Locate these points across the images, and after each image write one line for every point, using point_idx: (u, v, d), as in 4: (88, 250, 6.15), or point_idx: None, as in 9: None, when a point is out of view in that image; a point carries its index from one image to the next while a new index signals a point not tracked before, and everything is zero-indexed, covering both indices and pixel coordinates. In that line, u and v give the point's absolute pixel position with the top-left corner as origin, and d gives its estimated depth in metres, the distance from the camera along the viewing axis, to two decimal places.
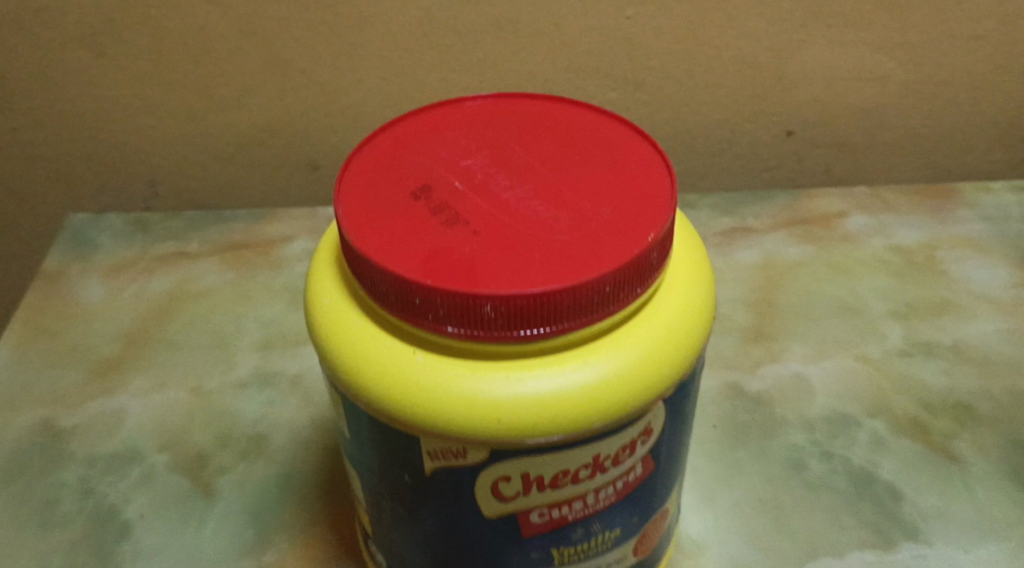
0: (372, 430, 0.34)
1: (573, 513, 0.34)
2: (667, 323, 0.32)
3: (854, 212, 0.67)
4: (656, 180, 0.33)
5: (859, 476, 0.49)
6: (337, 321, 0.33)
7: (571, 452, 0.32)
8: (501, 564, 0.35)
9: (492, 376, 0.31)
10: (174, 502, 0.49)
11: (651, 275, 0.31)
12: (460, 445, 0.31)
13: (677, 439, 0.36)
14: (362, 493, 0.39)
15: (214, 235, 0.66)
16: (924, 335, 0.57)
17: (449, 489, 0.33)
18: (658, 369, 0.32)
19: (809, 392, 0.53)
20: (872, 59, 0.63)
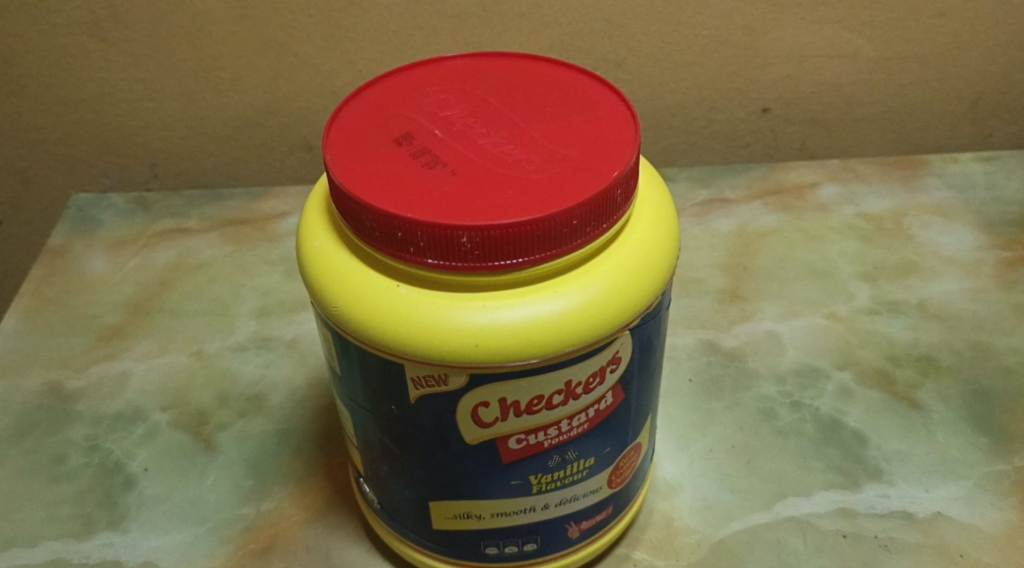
0: (360, 364, 0.36)
1: (549, 440, 0.37)
2: (631, 259, 0.35)
3: (826, 183, 0.70)
4: (618, 129, 0.36)
5: (827, 423, 0.51)
6: (327, 260, 0.36)
7: (545, 378, 0.34)
8: (483, 491, 0.38)
9: (470, 305, 0.34)
10: (177, 456, 0.51)
11: (614, 213, 0.34)
12: (442, 372, 0.34)
13: (645, 373, 0.38)
14: (354, 432, 0.41)
15: (212, 212, 0.70)
16: (891, 295, 0.59)
17: (433, 416, 0.36)
18: (624, 300, 0.35)
19: (781, 348, 0.56)
20: (841, 37, 0.65)
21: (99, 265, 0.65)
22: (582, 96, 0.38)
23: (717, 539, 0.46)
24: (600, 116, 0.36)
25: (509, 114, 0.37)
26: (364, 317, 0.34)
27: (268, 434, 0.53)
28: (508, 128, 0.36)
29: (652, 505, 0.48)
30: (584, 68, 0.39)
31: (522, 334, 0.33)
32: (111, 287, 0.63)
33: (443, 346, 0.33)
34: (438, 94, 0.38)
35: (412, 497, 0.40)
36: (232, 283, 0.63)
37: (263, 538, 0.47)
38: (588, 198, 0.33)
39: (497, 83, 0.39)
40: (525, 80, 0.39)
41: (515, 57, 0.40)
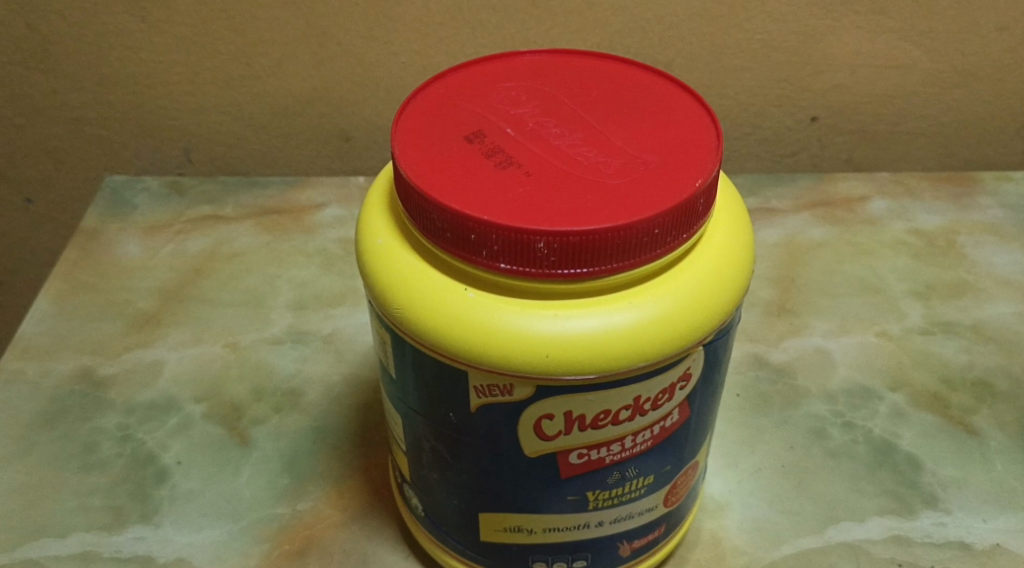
0: (417, 367, 0.35)
1: (611, 456, 0.35)
2: (706, 272, 0.34)
3: (876, 196, 0.68)
4: (700, 135, 0.34)
5: (881, 446, 0.50)
6: (389, 259, 0.35)
7: (613, 393, 0.33)
8: (538, 505, 0.37)
9: (539, 314, 0.32)
10: (211, 449, 0.50)
11: (694, 223, 0.33)
12: (507, 382, 0.33)
13: (712, 390, 0.37)
14: (402, 437, 0.40)
15: (248, 200, 0.68)
16: (943, 315, 0.58)
17: (492, 425, 0.34)
18: (698, 315, 0.33)
19: (832, 365, 0.54)
20: (898, 48, 0.64)
21: (133, 249, 0.64)
22: (660, 99, 0.36)
23: (768, 562, 0.44)
24: (679, 121, 0.35)
25: (584, 114, 0.36)
26: (426, 320, 0.33)
27: (304, 431, 0.51)
28: (583, 131, 0.35)
29: (699, 524, 0.47)
30: (662, 70, 0.38)
31: (593, 346, 0.32)
32: (145, 273, 0.62)
33: (510, 355, 0.32)
34: (509, 91, 0.37)
35: (461, 506, 0.39)
36: (267, 275, 0.62)
37: (299, 539, 0.46)
38: (670, 206, 0.31)
39: (570, 83, 0.37)
40: (599, 79, 0.38)
41: (588, 57, 0.39)
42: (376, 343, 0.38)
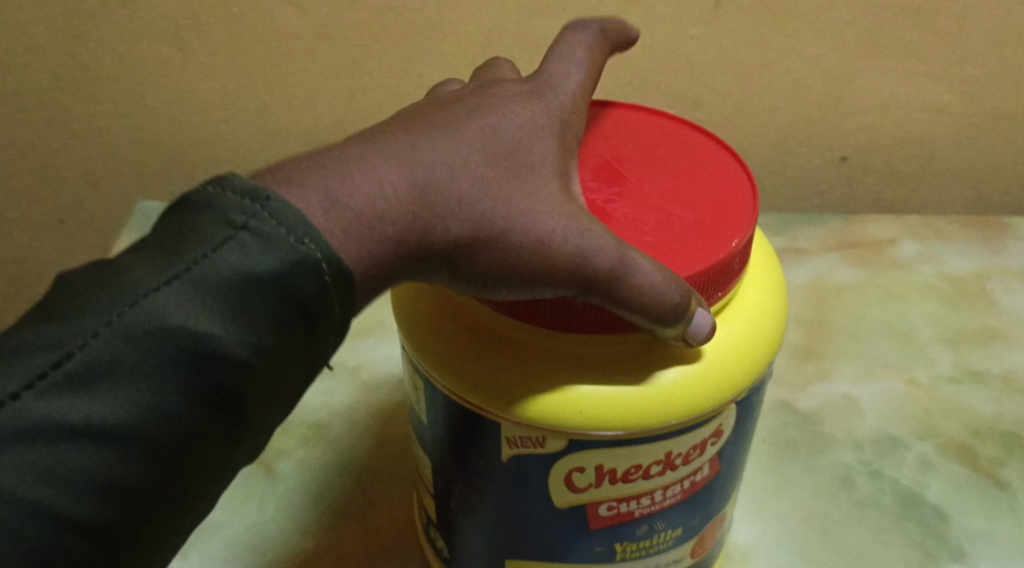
0: (450, 416, 0.35)
1: (641, 508, 0.36)
2: (742, 329, 0.34)
3: (905, 238, 0.68)
4: (737, 190, 0.35)
5: (907, 496, 0.49)
6: (427, 312, 0.36)
7: (646, 449, 0.33)
8: (564, 555, 0.37)
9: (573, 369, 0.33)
10: (237, 482, 0.51)
11: (729, 281, 0.34)
12: (540, 434, 0.33)
13: (742, 444, 0.37)
14: (431, 480, 0.40)
15: None
16: (972, 363, 0.57)
17: (522, 477, 0.35)
18: (737, 373, 0.33)
19: (860, 414, 0.54)
20: (929, 91, 0.64)
21: None
22: (694, 150, 0.37)
23: None
24: (715, 173, 0.36)
25: (620, 164, 0.36)
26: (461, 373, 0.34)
27: (330, 465, 0.52)
28: (619, 186, 0.35)
29: None
30: (692, 119, 0.38)
31: (629, 403, 0.32)
32: None
33: (544, 408, 0.32)
34: None
35: (487, 551, 0.39)
36: None
37: None
38: (705, 267, 0.32)
39: (604, 130, 0.38)
40: (631, 126, 0.38)
41: (622, 107, 0.39)
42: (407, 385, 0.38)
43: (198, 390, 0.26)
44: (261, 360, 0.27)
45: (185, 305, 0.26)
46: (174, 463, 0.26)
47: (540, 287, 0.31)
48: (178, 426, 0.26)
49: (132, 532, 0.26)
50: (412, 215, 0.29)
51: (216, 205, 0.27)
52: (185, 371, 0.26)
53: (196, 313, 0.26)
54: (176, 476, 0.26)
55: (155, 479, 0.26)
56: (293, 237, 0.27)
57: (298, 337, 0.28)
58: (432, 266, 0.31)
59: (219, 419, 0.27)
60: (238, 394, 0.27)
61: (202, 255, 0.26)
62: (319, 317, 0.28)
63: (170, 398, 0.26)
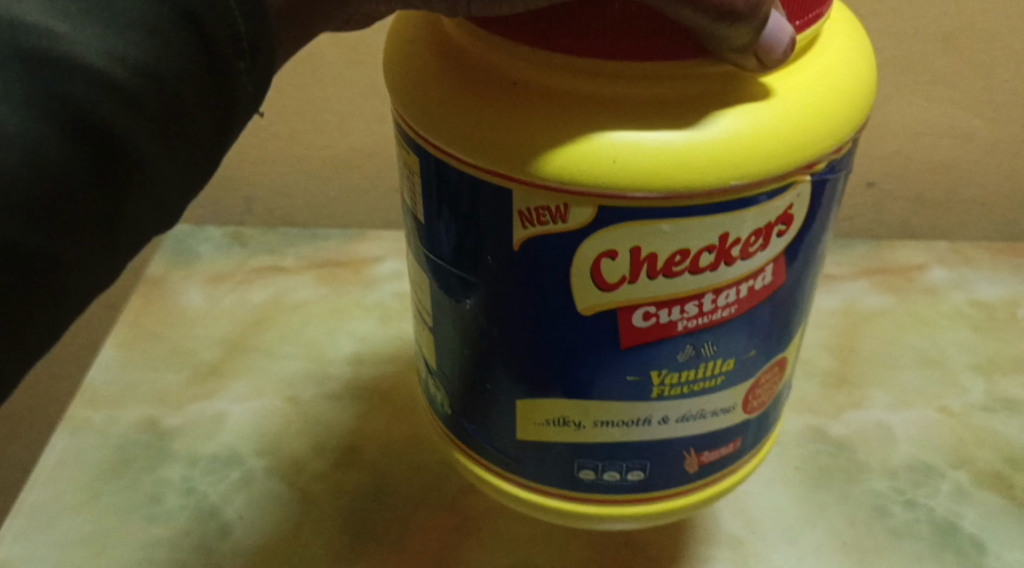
0: (460, 195, 0.33)
1: (684, 322, 0.34)
2: (811, 87, 0.32)
3: (934, 265, 0.68)
4: None
5: (943, 526, 0.49)
6: (437, 77, 0.33)
7: (692, 223, 0.31)
8: (595, 378, 0.35)
9: (608, 124, 0.30)
10: (273, 505, 0.51)
11: (805, 7, 0.32)
12: (564, 203, 0.31)
13: (804, 261, 0.35)
14: (443, 326, 0.39)
15: (309, 251, 0.70)
16: (1005, 391, 0.57)
17: (549, 270, 0.32)
18: (804, 133, 0.31)
19: (893, 441, 0.54)
20: (958, 118, 0.64)
21: (197, 297, 0.65)
22: None
23: None
24: None
25: None
26: (475, 130, 0.31)
27: (363, 490, 0.52)
28: None
29: None
30: None
31: (670, 155, 0.30)
32: (208, 322, 0.63)
33: (575, 164, 0.30)
34: None
35: (502, 400, 0.38)
36: (327, 328, 0.63)
37: None
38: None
39: None
40: None
41: None
42: (421, 218, 0.37)
43: (56, 108, 0.26)
44: (131, 74, 0.27)
45: (28, 1, 0.26)
46: (40, 195, 0.26)
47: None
48: (36, 149, 0.26)
49: (11, 280, 0.27)
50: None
51: None
52: (37, 76, 0.25)
53: (36, 6, 0.26)
54: (55, 215, 0.27)
55: (9, 215, 0.26)
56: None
57: (190, 41, 0.27)
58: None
59: (88, 141, 0.27)
60: (105, 114, 0.27)
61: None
62: (207, 23, 0.27)
63: (19, 116, 0.25)
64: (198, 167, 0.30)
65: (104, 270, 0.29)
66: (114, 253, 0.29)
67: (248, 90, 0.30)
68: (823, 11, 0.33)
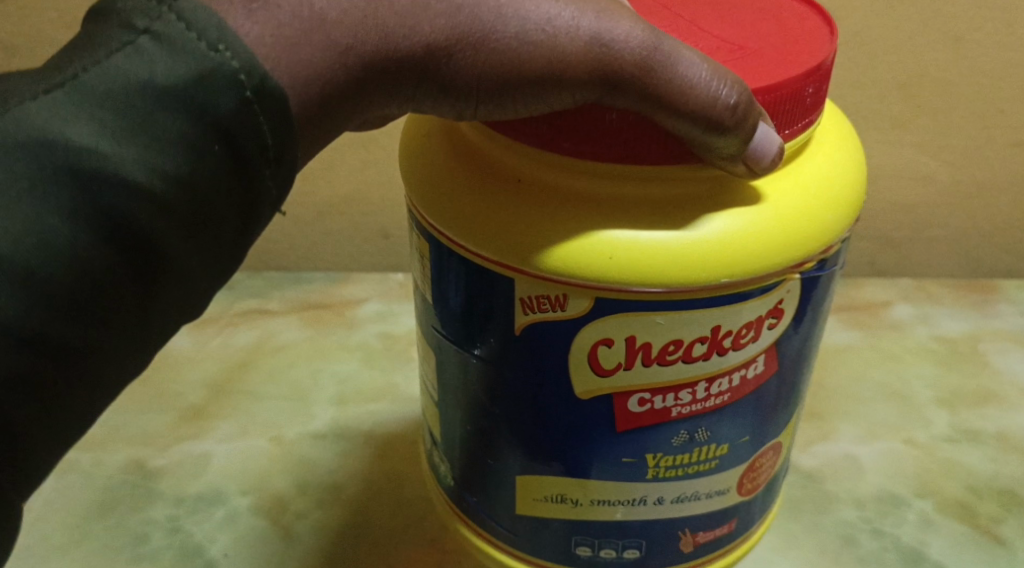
0: (472, 287, 0.38)
1: (678, 408, 0.38)
2: (798, 193, 0.36)
3: (899, 302, 0.70)
4: (818, 37, 0.37)
5: (910, 554, 0.51)
6: (456, 177, 0.38)
7: (685, 315, 0.35)
8: (597, 457, 0.40)
9: (610, 223, 0.35)
10: (256, 543, 0.52)
11: (797, 116, 0.35)
12: (564, 294, 0.35)
13: (793, 354, 0.40)
14: (452, 400, 0.44)
15: (293, 295, 0.71)
16: (968, 423, 0.59)
17: (554, 364, 0.37)
18: (790, 236, 0.35)
19: (860, 472, 0.56)
20: (917, 161, 0.67)
21: (183, 341, 0.66)
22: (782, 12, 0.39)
23: None
24: (798, 27, 0.38)
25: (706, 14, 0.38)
26: (488, 225, 0.36)
27: (346, 527, 0.53)
28: (699, 23, 0.38)
29: None
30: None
31: (664, 254, 0.34)
32: (194, 364, 0.64)
33: (577, 258, 0.34)
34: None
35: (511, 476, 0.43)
36: (311, 369, 0.64)
37: None
38: (772, 85, 0.34)
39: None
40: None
41: None
42: (433, 297, 0.41)
43: (94, 217, 0.27)
44: (168, 187, 0.28)
45: (74, 115, 0.27)
46: (74, 296, 0.28)
47: (557, 91, 0.32)
48: (74, 258, 0.27)
49: (41, 373, 0.28)
50: (363, 19, 0.30)
51: (120, 13, 0.28)
52: (76, 190, 0.27)
53: (82, 126, 0.27)
54: (88, 314, 0.28)
55: (51, 314, 0.28)
56: (205, 45, 0.27)
57: (220, 154, 0.29)
58: (416, 86, 0.32)
59: (124, 246, 0.28)
60: (139, 222, 0.28)
61: (97, 61, 0.27)
62: (239, 137, 0.29)
63: (61, 226, 0.27)
64: (229, 261, 0.31)
65: (135, 357, 0.30)
66: (146, 343, 0.30)
67: (275, 192, 0.31)
68: (814, 116, 0.37)
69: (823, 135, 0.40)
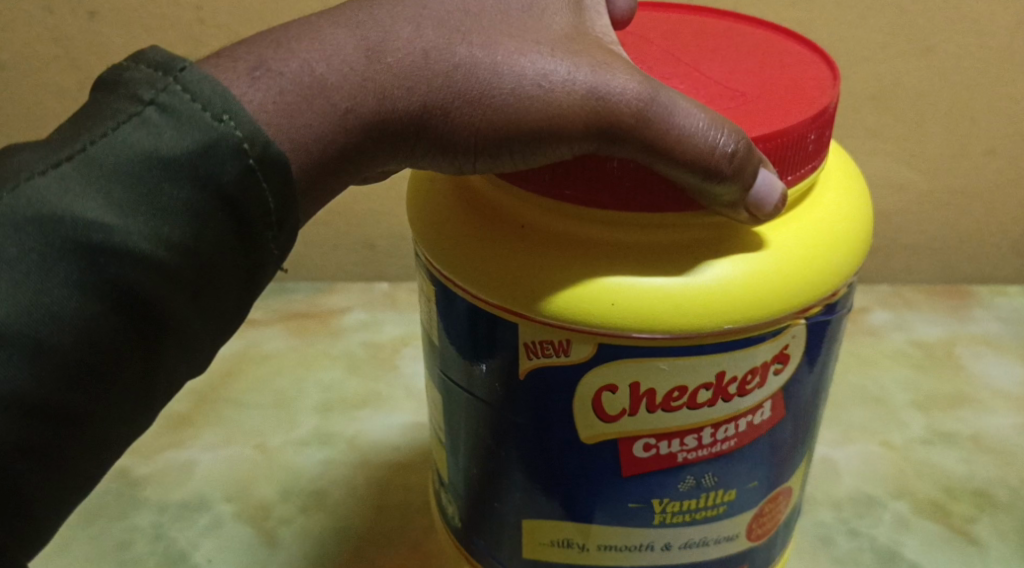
0: (472, 330, 0.38)
1: (684, 453, 0.37)
2: (805, 236, 0.36)
3: (876, 307, 0.71)
4: (819, 86, 0.37)
5: (885, 554, 0.51)
6: (457, 223, 0.37)
7: (689, 361, 0.35)
8: (600, 501, 0.39)
9: (612, 269, 0.34)
10: (240, 548, 0.52)
11: (799, 163, 0.35)
12: (565, 339, 0.35)
13: (802, 399, 0.39)
14: (456, 441, 0.43)
15: (278, 304, 0.72)
16: (943, 426, 0.60)
17: (554, 405, 0.37)
18: (796, 284, 0.34)
19: (837, 475, 0.56)
20: (892, 169, 0.68)
21: None
22: (784, 59, 0.39)
23: None
24: (799, 75, 0.38)
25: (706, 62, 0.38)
26: (487, 270, 0.36)
27: (329, 533, 0.53)
28: (698, 71, 0.38)
29: None
30: (801, 41, 0.40)
31: (665, 301, 0.33)
32: None
33: (579, 304, 0.34)
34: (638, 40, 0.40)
35: (513, 516, 0.42)
36: (296, 377, 0.65)
37: None
38: (775, 132, 0.34)
39: (702, 40, 0.40)
40: (722, 41, 0.40)
41: (726, 26, 0.42)
42: (439, 338, 0.41)
43: (101, 286, 0.28)
44: (172, 254, 0.29)
45: (82, 189, 0.28)
46: (81, 365, 0.28)
47: (553, 143, 0.32)
48: (84, 325, 0.28)
49: (45, 435, 0.29)
50: (361, 82, 0.31)
51: (129, 84, 0.29)
52: (86, 260, 0.28)
53: (90, 199, 0.28)
54: (96, 380, 0.29)
55: (60, 379, 0.28)
56: (210, 115, 0.29)
57: (224, 221, 0.29)
58: (413, 140, 0.32)
59: (131, 312, 0.29)
60: (144, 288, 0.29)
61: (106, 134, 0.28)
62: (244, 205, 0.30)
63: (68, 296, 0.28)
64: (230, 321, 0.32)
65: (136, 420, 0.31)
66: (149, 404, 0.31)
67: (277, 254, 0.31)
68: (818, 162, 0.37)
69: (829, 178, 0.39)
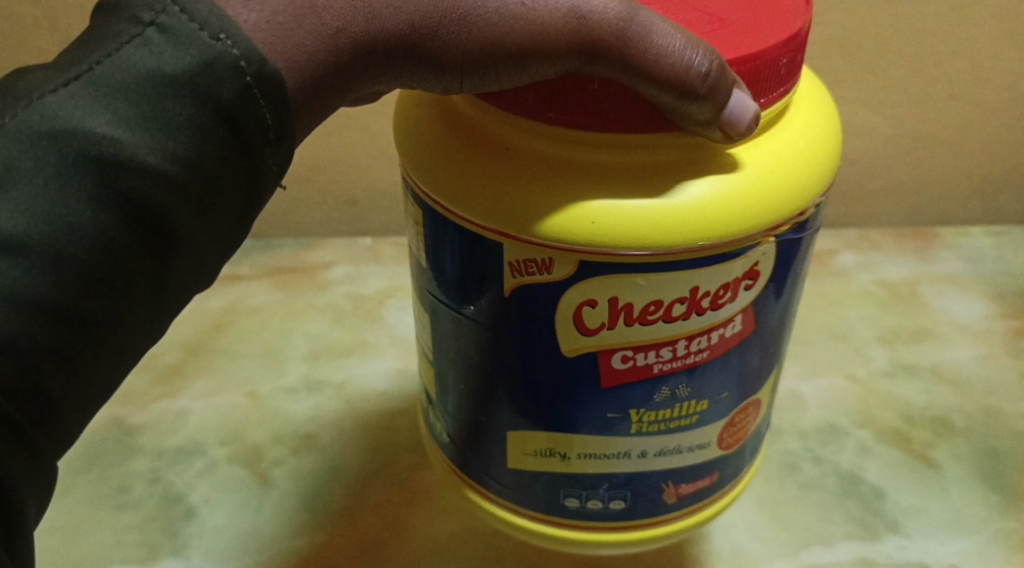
0: (456, 250, 0.38)
1: (660, 364, 0.37)
2: (782, 153, 0.36)
3: (844, 250, 0.74)
4: (793, 8, 0.36)
5: (848, 478, 0.54)
6: (438, 146, 0.37)
7: (666, 278, 0.35)
8: (577, 414, 0.39)
9: (595, 189, 0.34)
10: (236, 489, 0.55)
11: (774, 85, 0.35)
12: (547, 257, 0.35)
13: (773, 313, 0.39)
14: (439, 358, 0.43)
15: (263, 260, 0.74)
16: (906, 359, 0.63)
17: (533, 318, 0.36)
18: (774, 202, 0.35)
19: (804, 407, 0.59)
20: (859, 116, 0.70)
21: None
22: None
23: None
24: None
25: None
26: (473, 191, 0.35)
27: (319, 472, 0.56)
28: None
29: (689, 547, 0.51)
30: None
31: (646, 218, 0.33)
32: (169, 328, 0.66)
33: (563, 224, 0.34)
34: None
35: (493, 432, 0.42)
36: (283, 329, 0.67)
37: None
38: (747, 55, 0.34)
39: None
40: None
41: None
42: (428, 262, 0.40)
43: (113, 198, 0.29)
44: (179, 169, 0.29)
45: (91, 106, 0.28)
46: (97, 275, 0.29)
47: (538, 61, 0.31)
48: (99, 236, 0.29)
49: (67, 343, 0.29)
50: (351, 3, 0.30)
51: (129, 5, 0.29)
52: (98, 174, 0.28)
53: (99, 115, 0.28)
54: (113, 289, 0.30)
55: (79, 289, 0.29)
56: (207, 35, 0.28)
57: (228, 138, 0.30)
58: (397, 60, 0.32)
59: (142, 225, 0.29)
60: (153, 202, 0.29)
61: (110, 54, 0.28)
62: (245, 122, 0.30)
63: (83, 207, 0.28)
64: (235, 234, 0.32)
65: (149, 331, 0.32)
66: (160, 314, 0.32)
67: (276, 171, 0.32)
68: (792, 84, 0.36)
69: (802, 97, 0.39)
